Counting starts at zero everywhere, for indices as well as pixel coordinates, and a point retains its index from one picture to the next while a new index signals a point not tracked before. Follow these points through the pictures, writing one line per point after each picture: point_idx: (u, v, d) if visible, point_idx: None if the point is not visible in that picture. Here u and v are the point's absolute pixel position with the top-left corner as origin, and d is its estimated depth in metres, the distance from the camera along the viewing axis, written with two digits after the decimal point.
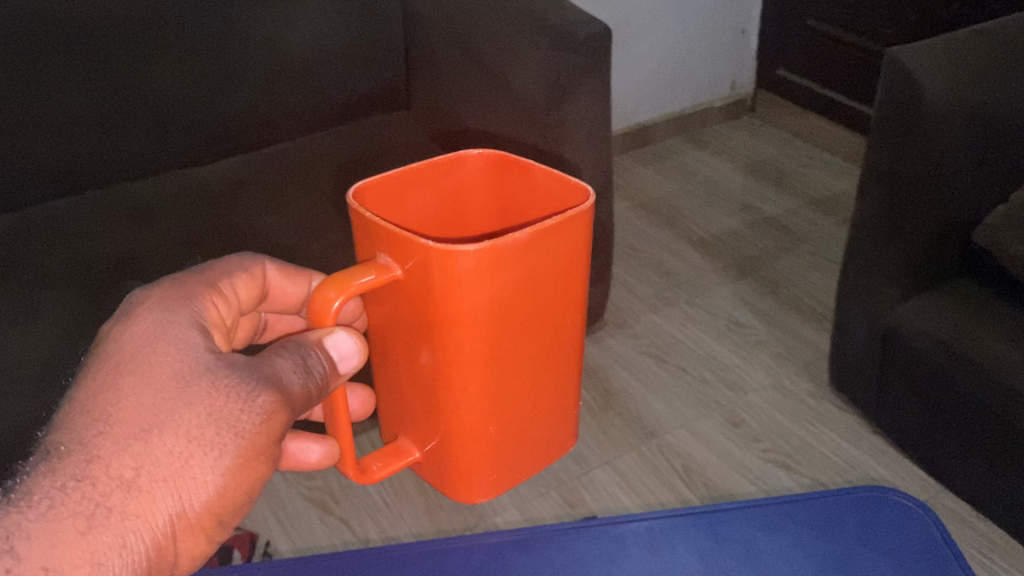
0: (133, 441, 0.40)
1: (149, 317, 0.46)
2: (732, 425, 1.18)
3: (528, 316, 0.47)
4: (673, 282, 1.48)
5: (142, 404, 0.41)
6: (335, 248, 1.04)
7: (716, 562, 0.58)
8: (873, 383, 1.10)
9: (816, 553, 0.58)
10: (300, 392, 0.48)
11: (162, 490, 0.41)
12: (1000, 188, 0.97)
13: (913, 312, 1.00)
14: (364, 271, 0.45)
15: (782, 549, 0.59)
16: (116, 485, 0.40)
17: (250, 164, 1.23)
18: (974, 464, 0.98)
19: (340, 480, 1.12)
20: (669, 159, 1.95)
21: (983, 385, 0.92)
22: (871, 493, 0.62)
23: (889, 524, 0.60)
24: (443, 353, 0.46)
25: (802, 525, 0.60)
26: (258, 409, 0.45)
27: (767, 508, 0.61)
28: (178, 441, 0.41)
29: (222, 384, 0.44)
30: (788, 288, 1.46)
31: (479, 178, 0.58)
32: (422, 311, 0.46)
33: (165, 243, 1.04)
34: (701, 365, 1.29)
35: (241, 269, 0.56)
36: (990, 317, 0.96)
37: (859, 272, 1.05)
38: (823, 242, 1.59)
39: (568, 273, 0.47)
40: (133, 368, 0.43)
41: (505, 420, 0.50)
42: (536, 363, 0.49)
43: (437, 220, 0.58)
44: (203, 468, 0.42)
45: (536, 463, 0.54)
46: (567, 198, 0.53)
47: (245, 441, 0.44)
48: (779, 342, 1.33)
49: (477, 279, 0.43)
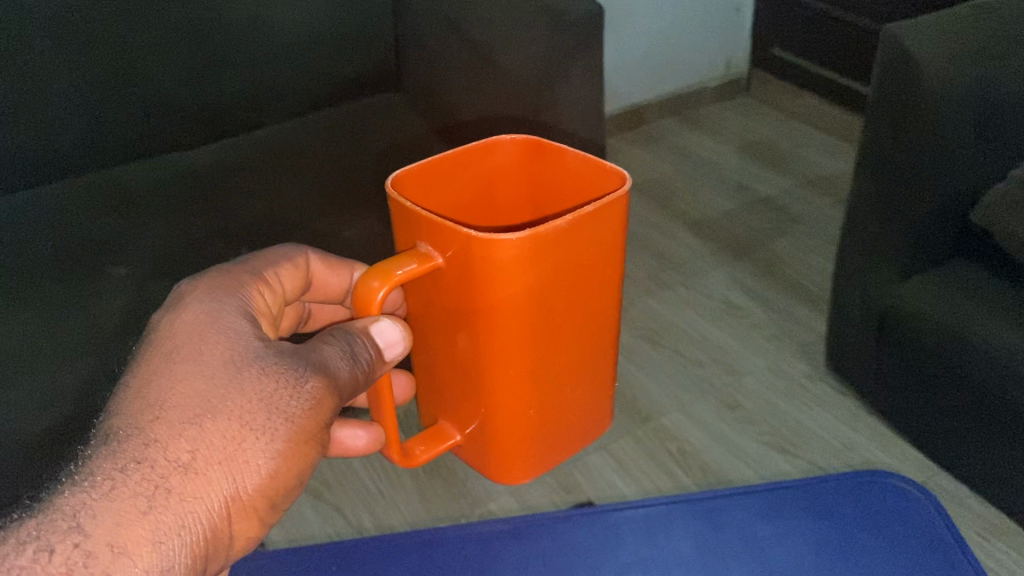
0: (188, 425, 0.42)
1: (197, 304, 0.48)
2: (728, 408, 1.17)
3: (567, 305, 0.48)
4: (669, 264, 1.47)
5: (196, 388, 0.43)
6: (323, 235, 1.03)
7: (712, 549, 0.60)
8: (870, 364, 1.09)
9: (814, 539, 0.60)
10: (348, 377, 0.49)
11: (218, 472, 0.42)
12: (998, 167, 0.95)
13: (911, 293, 0.98)
14: (405, 260, 0.47)
15: (780, 535, 0.60)
16: (175, 467, 0.41)
17: (234, 146, 1.22)
18: (973, 446, 0.96)
19: (332, 468, 1.11)
20: (665, 140, 1.94)
21: (983, 366, 0.91)
22: (872, 477, 0.64)
23: (892, 508, 0.62)
24: (482, 340, 0.48)
25: (802, 511, 0.62)
26: (308, 395, 0.46)
27: (767, 493, 0.63)
28: (231, 425, 0.43)
29: (273, 369, 0.46)
30: (784, 269, 1.45)
31: (512, 164, 0.58)
32: (462, 300, 0.47)
33: (151, 232, 1.03)
34: (696, 347, 1.28)
35: (286, 260, 0.57)
36: (988, 296, 0.94)
37: (859, 254, 1.04)
38: (820, 222, 1.58)
39: (605, 256, 0.48)
40: (185, 356, 0.45)
41: (543, 406, 0.52)
42: (574, 345, 0.50)
43: (471, 207, 0.58)
44: (256, 452, 0.44)
45: (574, 442, 0.56)
46: (600, 181, 0.53)
47: (295, 425, 0.45)
48: (774, 324, 1.32)
49: (518, 265, 0.45)
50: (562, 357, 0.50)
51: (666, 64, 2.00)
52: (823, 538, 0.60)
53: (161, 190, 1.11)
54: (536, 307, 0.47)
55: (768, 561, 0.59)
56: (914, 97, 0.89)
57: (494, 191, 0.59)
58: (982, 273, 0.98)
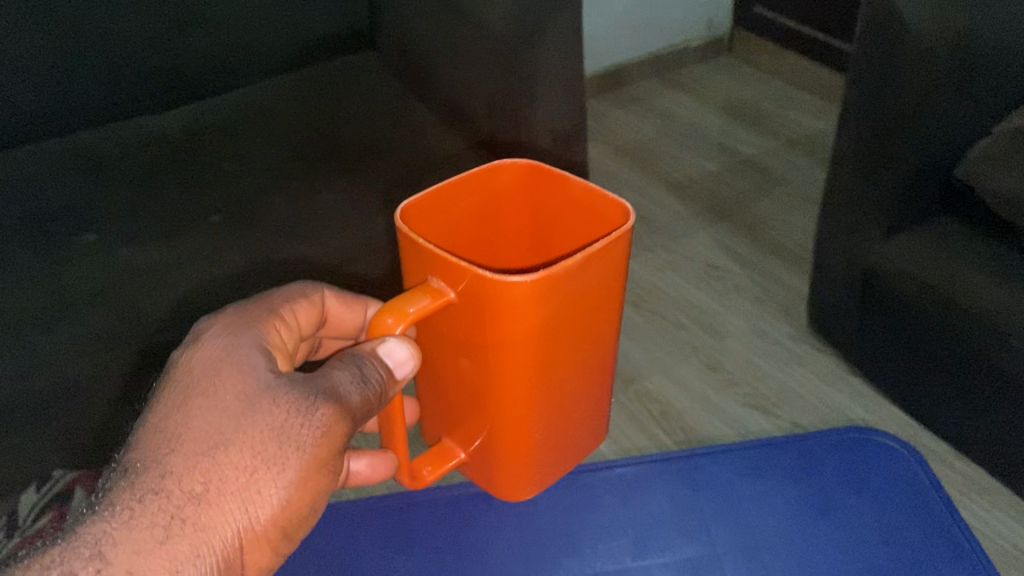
0: (204, 458, 0.44)
1: (215, 339, 0.50)
2: (709, 369, 1.16)
3: (571, 333, 0.52)
4: (651, 227, 1.45)
5: (209, 422, 0.45)
6: (296, 200, 1.01)
7: (696, 506, 0.80)
8: (852, 323, 1.08)
9: (791, 498, 0.80)
10: (360, 401, 0.49)
11: (230, 502, 0.44)
12: (982, 121, 0.93)
13: (894, 251, 0.98)
14: (420, 296, 0.50)
15: (758, 491, 0.81)
16: (189, 498, 0.43)
17: (204, 109, 1.19)
18: (956, 403, 0.96)
19: None
20: (646, 102, 1.91)
21: (966, 324, 0.90)
22: (847, 436, 0.85)
23: (858, 459, 0.84)
24: (494, 367, 0.52)
25: (779, 470, 0.82)
26: (319, 422, 0.47)
27: (741, 452, 0.84)
28: (243, 456, 0.45)
29: (284, 398, 0.47)
30: (766, 230, 1.43)
31: (513, 186, 0.61)
32: (472, 332, 0.51)
33: (118, 198, 1.01)
34: (678, 310, 1.27)
35: (302, 296, 0.58)
36: (972, 250, 0.93)
37: (842, 211, 1.03)
38: (803, 183, 1.57)
39: (607, 286, 0.52)
40: (200, 391, 0.47)
41: (546, 420, 0.56)
42: (576, 364, 0.55)
43: (472, 228, 0.62)
44: (268, 481, 0.45)
45: (573, 446, 0.61)
46: (604, 211, 0.57)
47: (306, 453, 0.46)
48: (757, 286, 1.31)
49: (530, 303, 0.48)
50: (565, 376, 0.54)
51: (647, 24, 1.97)
52: (801, 498, 0.80)
53: (129, 156, 1.08)
54: (545, 338, 0.51)
55: (746, 513, 0.79)
56: (897, 52, 0.87)
57: (496, 212, 0.62)
58: (967, 227, 0.96)
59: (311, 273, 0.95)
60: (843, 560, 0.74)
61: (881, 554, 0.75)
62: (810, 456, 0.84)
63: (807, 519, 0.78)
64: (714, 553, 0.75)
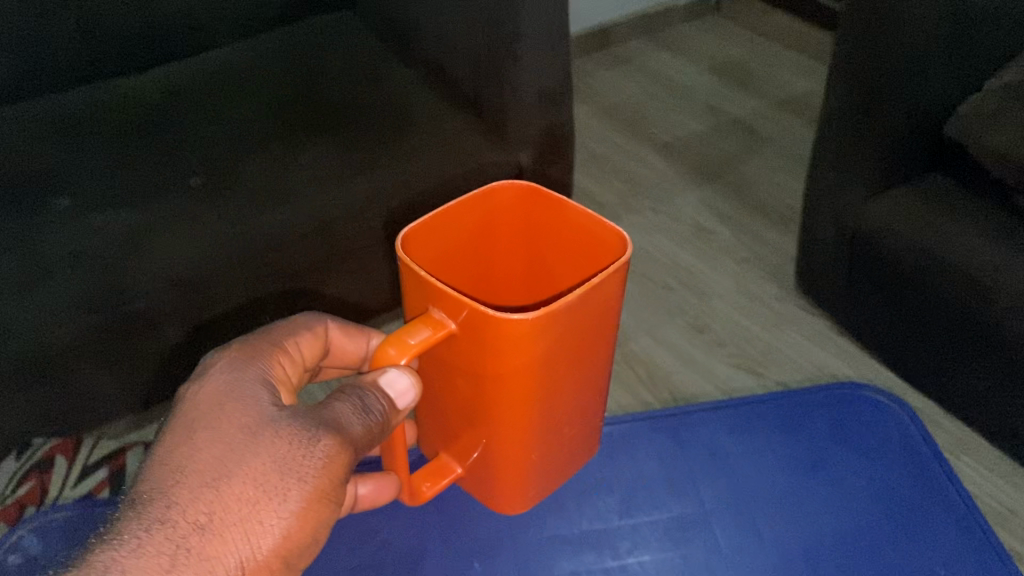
0: (208, 489, 0.44)
1: (219, 371, 0.49)
2: (696, 330, 1.15)
3: (569, 363, 0.49)
4: (638, 188, 1.43)
5: (213, 455, 0.45)
6: (277, 164, 0.99)
7: (679, 463, 0.69)
8: (840, 283, 1.07)
9: (784, 456, 0.69)
10: (361, 432, 0.48)
11: (233, 532, 0.43)
12: (972, 77, 0.92)
13: (882, 208, 0.96)
14: (420, 327, 0.47)
15: (750, 452, 0.70)
16: (194, 528, 0.42)
17: (182, 69, 1.16)
18: (943, 361, 0.96)
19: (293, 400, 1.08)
20: (633, 61, 1.88)
21: (952, 282, 0.89)
22: (844, 391, 0.74)
23: (853, 414, 0.73)
24: (492, 396, 0.49)
25: (770, 426, 0.72)
26: (319, 454, 0.46)
27: (730, 411, 0.73)
28: (245, 488, 0.44)
29: (285, 432, 0.46)
30: (754, 191, 1.42)
31: (511, 207, 0.57)
32: (471, 363, 0.48)
33: (94, 161, 0.99)
34: (665, 272, 1.25)
35: (304, 329, 0.55)
36: (961, 208, 0.92)
37: (830, 170, 1.01)
38: (791, 143, 1.55)
39: (604, 319, 0.49)
40: (205, 424, 0.46)
41: (542, 446, 0.54)
42: (571, 394, 0.52)
43: (469, 253, 0.57)
44: (269, 513, 0.44)
45: (564, 471, 0.59)
46: (601, 240, 0.53)
47: (308, 485, 0.45)
48: (745, 247, 1.30)
49: (529, 340, 0.45)
50: (561, 407, 0.52)
51: None
52: (794, 456, 0.69)
53: (105, 118, 1.06)
54: (543, 371, 0.48)
55: (731, 469, 0.68)
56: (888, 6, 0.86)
57: (493, 235, 0.58)
58: (955, 186, 0.95)
59: (295, 235, 0.96)
60: (834, 511, 0.65)
61: (873, 507, 0.66)
62: (807, 415, 0.73)
63: (802, 476, 0.68)
64: (702, 510, 0.65)
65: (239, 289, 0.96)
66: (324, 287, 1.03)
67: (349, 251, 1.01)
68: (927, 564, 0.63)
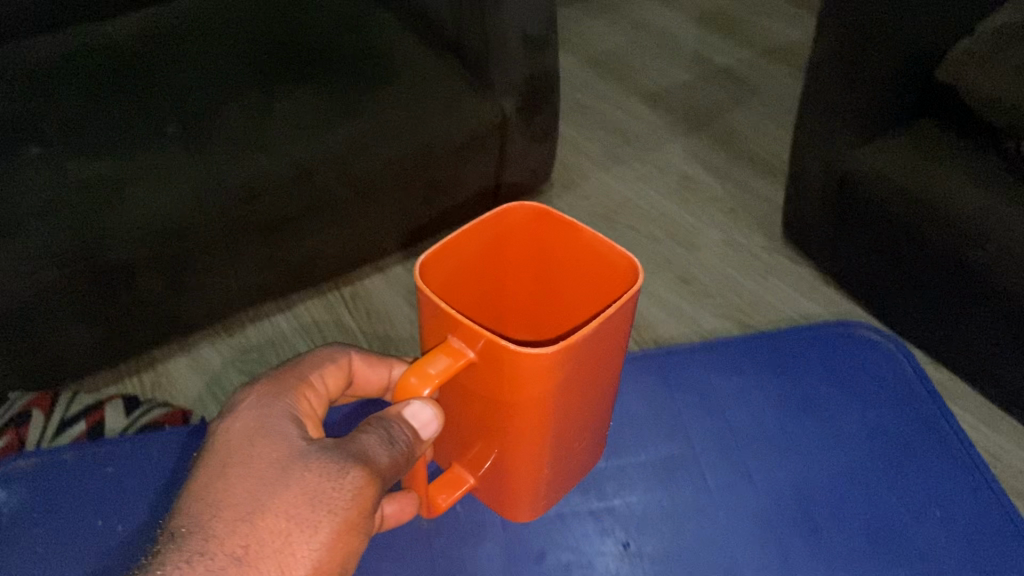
0: (241, 522, 0.41)
1: (246, 407, 0.47)
2: (683, 282, 1.14)
3: (584, 388, 0.48)
4: (624, 138, 1.40)
5: (247, 486, 0.42)
6: (252, 111, 0.97)
7: (666, 399, 0.67)
8: (828, 233, 1.06)
9: (775, 394, 0.67)
10: (389, 465, 0.45)
11: (267, 563, 0.40)
12: (958, 20, 0.91)
13: (870, 155, 0.95)
14: (438, 356, 0.44)
15: (737, 389, 0.68)
16: (230, 560, 0.39)
17: (153, 15, 1.12)
18: (932, 309, 0.95)
19: (276, 353, 1.06)
20: (618, 11, 1.85)
21: (941, 227, 0.88)
22: (838, 329, 0.72)
23: (847, 351, 0.70)
24: (510, 420, 0.47)
25: (759, 365, 0.70)
26: (350, 485, 0.43)
27: (719, 348, 0.71)
28: (279, 520, 0.41)
29: (316, 463, 0.43)
30: (741, 140, 1.40)
31: (524, 225, 0.53)
32: (489, 390, 0.46)
33: (63, 110, 0.96)
34: (652, 223, 1.24)
35: (328, 359, 0.53)
36: (950, 155, 0.91)
37: (819, 117, 1.00)
38: (778, 93, 1.53)
39: (617, 346, 0.47)
40: (236, 460, 0.43)
41: (552, 465, 0.52)
42: (582, 417, 0.51)
43: (480, 276, 0.54)
44: (301, 546, 0.41)
45: (570, 483, 0.58)
46: (616, 266, 0.51)
47: (340, 518, 0.42)
48: (732, 198, 1.28)
49: (548, 374, 0.43)
50: (571, 429, 0.50)
51: None
52: (785, 396, 0.67)
53: (73, 66, 1.03)
54: (558, 400, 0.46)
55: (722, 409, 0.66)
56: None
57: (502, 256, 0.55)
58: (945, 133, 0.94)
59: (275, 182, 0.94)
60: (824, 452, 0.63)
61: (864, 447, 0.63)
62: (796, 355, 0.70)
63: (793, 416, 0.66)
64: (690, 450, 0.63)
65: (214, 233, 0.93)
66: (306, 236, 1.02)
67: (331, 201, 1.00)
68: (921, 503, 0.60)
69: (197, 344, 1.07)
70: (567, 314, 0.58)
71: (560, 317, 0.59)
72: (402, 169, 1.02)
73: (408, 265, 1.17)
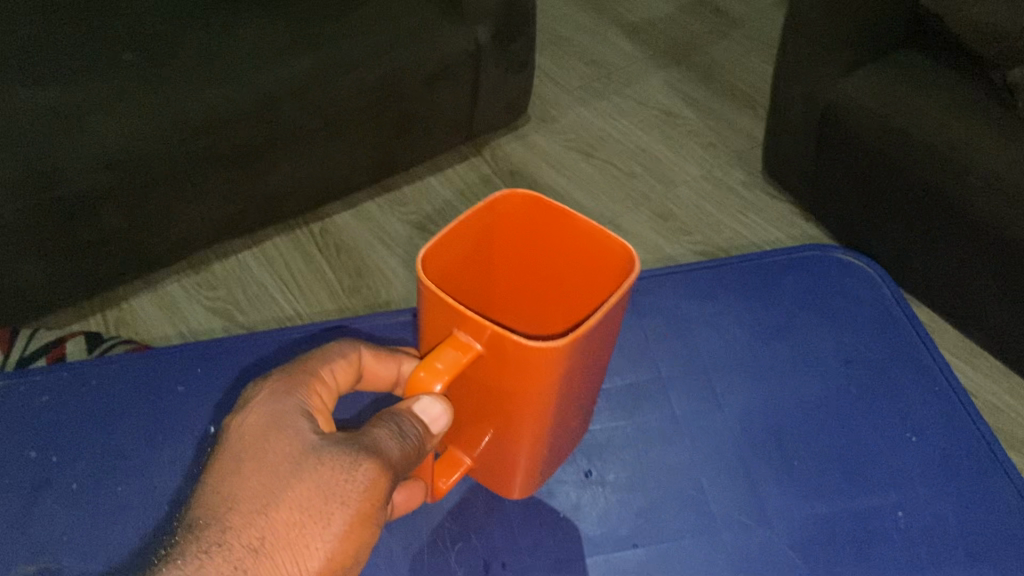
0: (256, 515, 0.37)
1: (259, 398, 0.41)
2: (660, 218, 1.12)
3: (586, 378, 0.43)
4: (602, 71, 1.37)
5: (260, 476, 0.38)
6: (215, 40, 0.93)
7: (645, 318, 0.65)
8: (809, 167, 1.04)
9: (750, 321, 0.65)
10: (400, 460, 0.40)
11: (284, 555, 0.37)
12: None
13: (854, 86, 0.93)
14: (443, 350, 0.39)
15: (708, 315, 0.66)
16: (247, 552, 0.36)
17: None
18: (911, 246, 0.94)
19: (244, 288, 1.04)
20: None
21: (923, 160, 0.86)
22: (814, 254, 0.69)
23: (826, 278, 0.68)
24: (511, 415, 0.42)
25: (734, 290, 0.67)
26: (362, 478, 0.39)
27: (695, 273, 0.69)
28: (293, 511, 0.37)
29: (328, 454, 0.39)
30: (721, 75, 1.37)
31: (512, 217, 0.46)
32: (492, 384, 0.40)
33: (12, 34, 0.91)
34: (630, 158, 1.21)
35: (338, 354, 0.45)
36: (933, 84, 0.89)
37: (804, 46, 0.97)
38: (760, 25, 1.49)
39: (616, 333, 0.43)
40: (249, 452, 0.39)
41: (547, 454, 0.48)
42: (578, 406, 0.46)
43: (469, 270, 0.47)
44: (315, 536, 0.37)
45: (556, 470, 0.53)
46: (613, 263, 0.45)
47: (353, 509, 0.38)
48: (712, 133, 1.26)
49: (559, 366, 0.39)
50: (568, 419, 0.46)
51: None
52: (760, 319, 0.65)
53: None
54: (563, 392, 0.41)
55: (695, 336, 0.64)
56: None
57: (494, 246, 0.47)
58: (930, 62, 0.92)
59: (239, 110, 0.90)
60: (795, 379, 0.62)
61: (840, 372, 0.62)
62: (772, 280, 0.68)
63: (765, 341, 0.64)
64: (658, 376, 0.62)
65: (176, 165, 0.90)
66: (273, 169, 0.99)
67: (299, 132, 0.96)
68: (894, 429, 0.59)
69: (161, 281, 1.05)
70: (564, 308, 0.50)
71: (554, 313, 0.51)
72: (372, 99, 0.99)
73: (378, 200, 1.14)
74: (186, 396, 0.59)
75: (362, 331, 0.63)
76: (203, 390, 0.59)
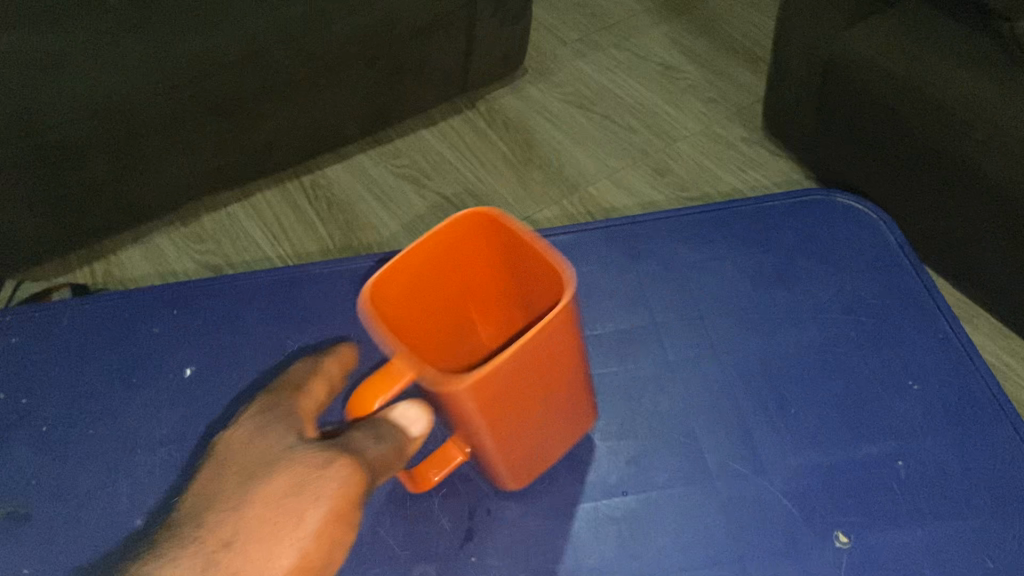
0: (228, 512, 0.35)
1: (245, 416, 0.40)
2: (658, 173, 1.11)
3: (547, 390, 0.42)
4: (601, 24, 1.34)
5: (238, 479, 0.36)
6: None
7: (639, 266, 0.64)
8: (810, 117, 1.02)
9: (748, 267, 0.64)
10: (380, 464, 0.39)
11: (253, 551, 0.34)
12: None
13: (858, 36, 0.90)
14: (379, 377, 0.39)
15: (704, 262, 0.64)
16: (217, 547, 0.34)
17: None
18: (910, 199, 0.92)
19: (233, 240, 1.02)
20: None
21: (925, 107, 0.84)
22: (814, 201, 0.68)
23: (828, 224, 0.66)
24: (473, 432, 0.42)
25: (731, 235, 0.66)
26: (335, 473, 0.36)
27: (692, 219, 0.67)
28: (264, 506, 0.35)
29: (304, 454, 0.37)
30: (723, 27, 1.34)
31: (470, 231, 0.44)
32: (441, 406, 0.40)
33: None
34: (628, 112, 1.19)
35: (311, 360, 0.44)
36: (940, 32, 0.86)
37: None
38: None
39: (571, 346, 0.41)
40: (230, 462, 0.38)
41: (526, 458, 0.47)
42: (556, 412, 0.45)
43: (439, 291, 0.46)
44: (285, 531, 0.34)
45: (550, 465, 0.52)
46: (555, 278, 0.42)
47: (325, 502, 0.35)
48: (712, 88, 1.23)
49: (491, 391, 0.38)
50: (545, 423, 0.45)
51: None
52: (758, 265, 0.64)
53: None
54: (517, 408, 0.41)
55: (691, 283, 0.63)
56: None
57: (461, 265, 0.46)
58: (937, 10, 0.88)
59: (220, 54, 0.87)
60: (793, 325, 0.60)
61: (839, 318, 0.61)
62: (772, 226, 0.66)
63: (765, 288, 0.63)
64: (653, 323, 0.61)
65: (158, 113, 0.87)
66: (259, 117, 0.96)
67: (285, 79, 0.94)
68: (895, 377, 0.58)
69: (149, 233, 1.03)
70: None
71: None
72: (360, 45, 0.96)
73: (371, 152, 1.12)
74: (164, 337, 0.58)
75: (348, 276, 0.61)
76: (181, 336, 0.59)
